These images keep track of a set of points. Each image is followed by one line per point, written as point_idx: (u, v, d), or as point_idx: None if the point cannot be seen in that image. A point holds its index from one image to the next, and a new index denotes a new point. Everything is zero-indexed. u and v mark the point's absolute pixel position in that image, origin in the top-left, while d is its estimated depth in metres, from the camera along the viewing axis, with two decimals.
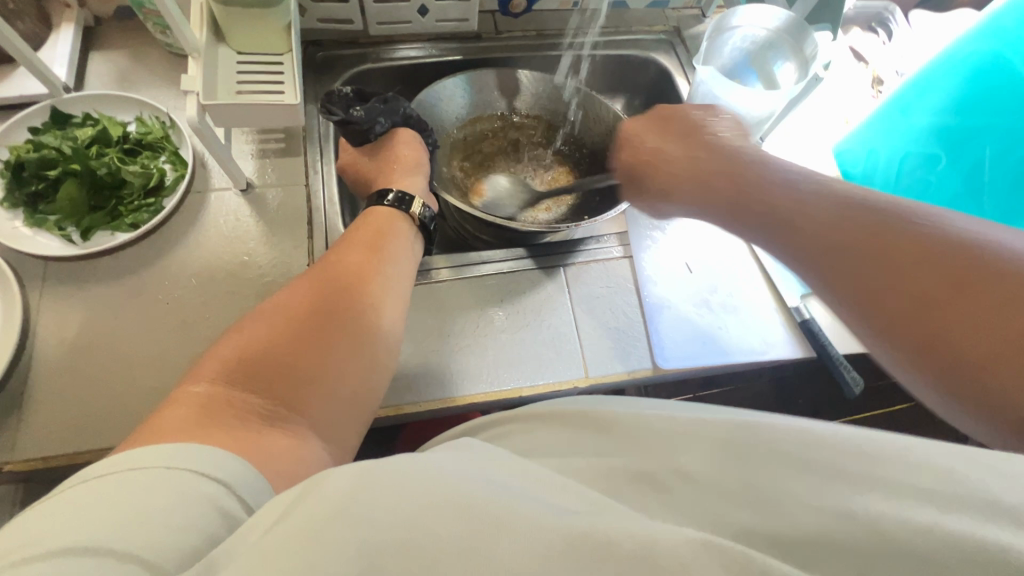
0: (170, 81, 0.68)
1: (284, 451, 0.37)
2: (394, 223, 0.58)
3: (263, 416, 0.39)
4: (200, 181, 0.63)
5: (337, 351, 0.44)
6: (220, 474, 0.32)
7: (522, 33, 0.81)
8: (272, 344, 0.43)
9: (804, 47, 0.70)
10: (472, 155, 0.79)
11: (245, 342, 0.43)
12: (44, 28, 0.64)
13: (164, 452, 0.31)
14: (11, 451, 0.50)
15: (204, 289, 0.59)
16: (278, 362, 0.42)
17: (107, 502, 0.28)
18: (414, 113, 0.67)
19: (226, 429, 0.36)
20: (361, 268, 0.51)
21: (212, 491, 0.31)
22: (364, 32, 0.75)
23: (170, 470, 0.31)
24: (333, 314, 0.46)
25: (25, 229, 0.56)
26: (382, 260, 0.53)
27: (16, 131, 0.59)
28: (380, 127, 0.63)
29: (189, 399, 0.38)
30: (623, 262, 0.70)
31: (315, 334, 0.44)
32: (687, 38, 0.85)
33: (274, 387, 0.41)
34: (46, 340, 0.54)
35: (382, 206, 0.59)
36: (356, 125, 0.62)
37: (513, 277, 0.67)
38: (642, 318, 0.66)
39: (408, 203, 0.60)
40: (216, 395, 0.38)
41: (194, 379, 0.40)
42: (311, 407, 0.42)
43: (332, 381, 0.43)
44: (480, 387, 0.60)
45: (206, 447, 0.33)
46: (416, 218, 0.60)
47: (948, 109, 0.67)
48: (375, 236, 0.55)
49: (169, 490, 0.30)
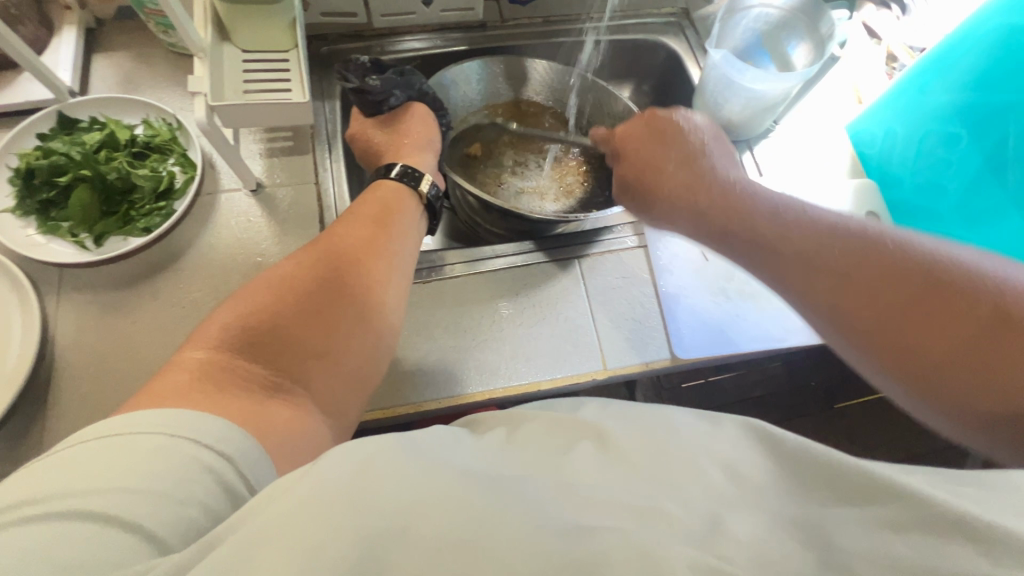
0: (174, 81, 0.67)
1: (287, 424, 0.38)
2: (404, 200, 0.57)
3: (266, 387, 0.39)
4: (210, 183, 0.63)
5: (351, 337, 0.44)
6: (223, 447, 0.32)
7: (528, 20, 0.79)
8: (278, 318, 0.42)
9: (820, 26, 0.68)
10: (482, 144, 0.78)
11: (247, 310, 0.42)
12: (46, 32, 0.63)
13: (166, 420, 0.31)
14: (35, 460, 0.50)
15: (218, 290, 0.59)
16: (285, 337, 0.42)
17: (111, 466, 0.28)
18: (429, 90, 0.66)
19: (231, 397, 0.36)
20: (371, 244, 0.50)
21: (214, 465, 0.31)
22: (368, 25, 0.74)
23: (175, 439, 0.31)
24: (342, 293, 0.46)
25: (38, 237, 0.56)
26: (391, 237, 0.52)
27: (25, 138, 0.58)
28: (395, 100, 0.63)
29: (189, 364, 0.38)
30: (637, 252, 0.69)
31: (323, 312, 0.44)
32: (696, 20, 0.82)
33: (282, 361, 0.41)
34: (64, 346, 0.55)
35: (388, 180, 0.58)
36: (371, 95, 0.61)
37: (527, 269, 0.66)
38: (659, 308, 0.65)
39: (415, 178, 0.59)
40: (225, 368, 0.38)
41: (196, 343, 0.40)
42: (316, 383, 0.42)
43: (339, 353, 0.43)
44: (498, 382, 0.60)
45: (206, 416, 0.33)
46: (423, 196, 0.59)
47: (967, 85, 0.66)
48: (383, 211, 0.54)
49: (173, 460, 0.30)
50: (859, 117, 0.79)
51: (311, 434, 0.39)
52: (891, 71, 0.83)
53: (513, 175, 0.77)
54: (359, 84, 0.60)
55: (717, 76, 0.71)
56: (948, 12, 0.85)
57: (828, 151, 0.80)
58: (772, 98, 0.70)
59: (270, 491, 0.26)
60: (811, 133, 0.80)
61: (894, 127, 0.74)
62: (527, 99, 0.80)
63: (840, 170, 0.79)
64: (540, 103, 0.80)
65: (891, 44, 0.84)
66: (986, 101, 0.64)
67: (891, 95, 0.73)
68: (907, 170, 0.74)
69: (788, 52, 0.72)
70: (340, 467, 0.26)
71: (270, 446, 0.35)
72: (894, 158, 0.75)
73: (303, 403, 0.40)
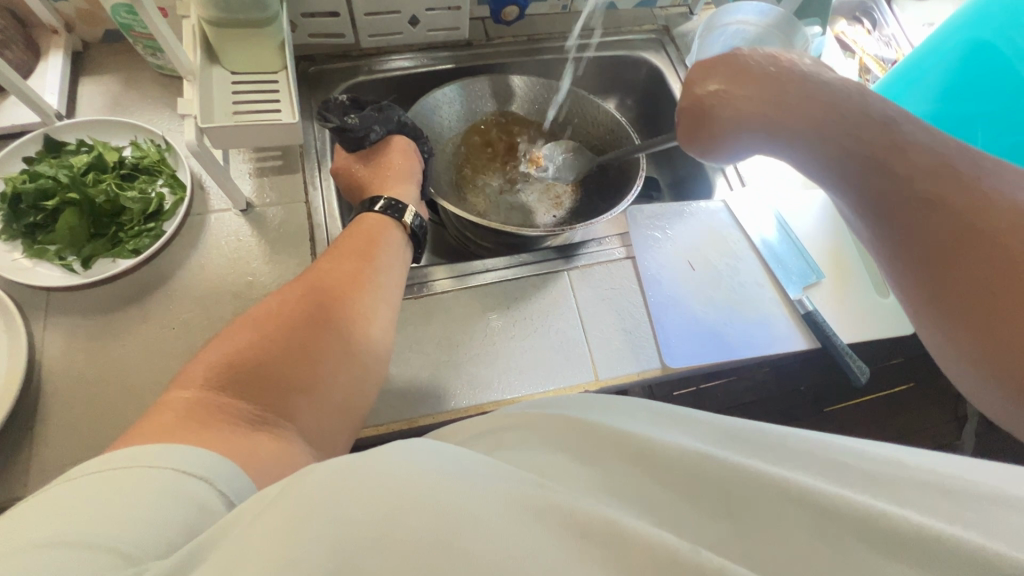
0: (164, 104, 0.67)
1: (270, 454, 0.37)
2: (388, 231, 0.57)
3: (251, 421, 0.38)
4: (199, 204, 0.63)
5: (332, 363, 0.44)
6: (205, 473, 0.32)
7: (512, 39, 0.81)
8: (265, 349, 0.42)
9: (795, 41, 0.71)
10: (469, 162, 0.78)
11: (238, 345, 0.43)
12: (32, 57, 0.63)
13: (149, 454, 0.31)
14: (24, 488, 0.49)
15: (210, 310, 0.59)
16: (269, 370, 0.42)
17: (91, 498, 0.28)
18: (409, 121, 0.66)
19: (216, 432, 0.36)
20: (356, 278, 0.51)
21: (195, 491, 0.30)
22: (356, 45, 0.75)
23: (158, 470, 0.30)
24: (325, 322, 0.46)
25: (25, 261, 0.56)
26: (377, 270, 0.53)
27: (11, 161, 0.58)
28: (375, 135, 0.62)
29: (177, 404, 0.37)
30: (626, 263, 0.70)
31: (310, 343, 0.44)
32: (676, 36, 0.85)
33: (266, 394, 0.41)
34: (51, 370, 0.54)
35: (372, 213, 0.58)
36: (352, 133, 0.61)
37: (517, 282, 0.67)
38: (649, 318, 0.66)
39: (399, 210, 0.59)
40: (207, 401, 0.38)
41: (182, 384, 0.39)
42: (302, 416, 0.41)
43: (322, 387, 0.43)
44: (493, 395, 0.60)
45: (194, 449, 0.33)
46: (408, 227, 0.59)
47: (938, 96, 0.68)
48: (368, 244, 0.55)
49: (156, 488, 0.29)
50: None
51: (297, 463, 0.38)
52: (864, 82, 0.86)
53: (502, 192, 0.78)
54: (338, 123, 0.59)
55: None
56: (912, 28, 0.89)
57: None
58: None
59: (253, 502, 0.26)
60: None
61: None
62: (511, 116, 0.80)
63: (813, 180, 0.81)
64: (524, 118, 0.80)
65: (863, 55, 0.87)
66: (956, 111, 0.68)
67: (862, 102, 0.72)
68: None
69: None
70: (322, 473, 0.25)
71: (255, 473, 0.35)
72: None
73: (288, 435, 0.40)
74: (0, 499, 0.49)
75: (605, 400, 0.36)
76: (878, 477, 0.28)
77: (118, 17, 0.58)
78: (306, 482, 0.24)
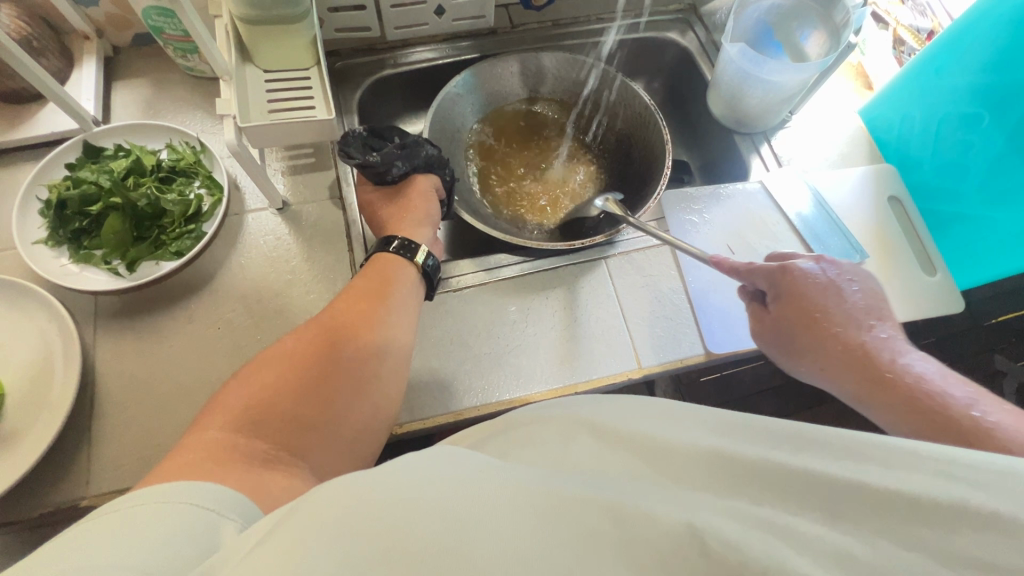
0: (196, 104, 0.68)
1: (284, 490, 0.36)
2: (400, 269, 0.54)
3: (264, 460, 0.37)
4: (236, 204, 0.64)
5: (343, 394, 0.44)
6: (215, 505, 0.31)
7: (538, 24, 0.80)
8: (277, 394, 0.41)
9: (833, 14, 0.68)
10: (495, 146, 0.79)
11: (255, 388, 0.42)
12: (65, 64, 0.64)
13: (162, 489, 0.31)
14: (87, 487, 0.50)
15: (253, 310, 0.59)
16: (282, 412, 0.41)
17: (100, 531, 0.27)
18: (435, 155, 0.62)
19: (232, 468, 0.35)
20: (367, 317, 0.49)
21: (206, 520, 0.29)
22: (381, 38, 0.74)
23: (167, 504, 0.29)
24: (342, 354, 0.45)
25: (72, 267, 0.57)
26: (389, 310, 0.50)
27: (54, 168, 0.59)
28: (398, 171, 0.58)
29: (201, 446, 0.37)
30: (664, 250, 0.69)
31: (324, 378, 0.44)
32: (704, 15, 0.82)
33: (280, 437, 0.40)
34: (104, 372, 0.55)
35: (387, 252, 0.55)
36: (374, 169, 0.57)
37: (555, 272, 0.66)
38: (689, 303, 0.65)
39: (412, 250, 0.55)
40: (225, 444, 0.37)
41: (201, 428, 0.39)
42: (314, 454, 0.41)
43: (338, 420, 0.43)
44: (536, 388, 0.60)
45: (202, 484, 0.32)
46: (420, 267, 0.55)
47: (984, 66, 0.64)
48: (381, 283, 0.52)
49: (168, 517, 0.29)
50: (871, 103, 0.78)
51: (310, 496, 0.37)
52: (900, 54, 0.83)
53: (527, 179, 0.78)
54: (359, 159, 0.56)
55: (734, 71, 0.71)
56: None
57: (842, 131, 0.79)
58: (788, 89, 0.69)
59: (254, 530, 0.25)
60: (821, 125, 0.79)
61: (910, 111, 0.73)
62: (540, 97, 0.79)
63: (853, 157, 0.78)
64: (554, 99, 0.80)
65: (897, 26, 0.84)
66: (1003, 81, 0.63)
67: (906, 80, 0.72)
68: (926, 153, 0.73)
69: (799, 40, 0.72)
70: (334, 492, 0.24)
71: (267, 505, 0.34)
72: (913, 141, 0.74)
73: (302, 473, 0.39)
74: (66, 498, 0.50)
75: (637, 397, 0.31)
76: (899, 457, 0.25)
77: (149, 19, 0.58)
78: (317, 498, 0.23)
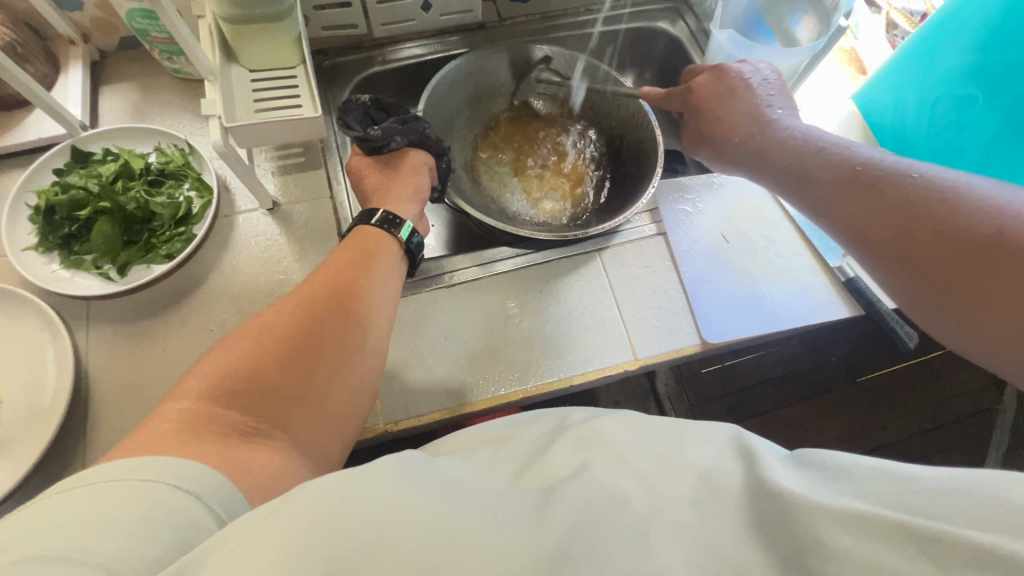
0: (184, 107, 0.67)
1: (265, 466, 0.35)
2: (383, 243, 0.52)
3: (244, 430, 0.37)
4: (226, 206, 0.63)
5: (325, 368, 0.42)
6: (191, 486, 0.31)
7: (526, 18, 0.79)
8: (259, 366, 0.40)
9: None
10: (487, 137, 0.79)
11: (227, 360, 0.40)
12: (52, 69, 0.64)
13: (141, 464, 0.31)
14: None
15: (246, 311, 0.59)
16: (264, 386, 0.39)
17: (77, 514, 0.27)
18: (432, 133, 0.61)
19: (210, 442, 0.35)
20: (351, 287, 0.47)
21: (184, 504, 0.30)
22: (368, 36, 0.74)
23: (144, 483, 0.30)
24: (326, 328, 0.43)
25: (62, 272, 0.56)
26: (372, 281, 0.48)
27: (42, 174, 0.59)
28: (396, 144, 0.58)
29: (171, 415, 0.36)
30: (657, 240, 0.68)
31: (306, 350, 0.42)
32: (693, 3, 0.82)
33: (261, 406, 0.39)
34: (97, 377, 0.55)
35: (369, 225, 0.53)
36: (372, 142, 0.56)
37: (549, 266, 0.66)
38: (684, 293, 0.65)
39: (396, 225, 0.53)
40: (202, 413, 0.36)
41: (178, 393, 0.38)
42: (295, 427, 0.39)
43: (319, 396, 0.41)
44: (531, 381, 0.59)
45: (178, 460, 0.32)
46: (405, 243, 0.53)
47: (978, 45, 0.63)
48: (362, 255, 0.50)
49: (144, 501, 0.29)
50: (863, 87, 0.77)
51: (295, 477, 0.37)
52: (893, 39, 0.83)
53: (518, 172, 0.77)
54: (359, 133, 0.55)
55: (724, 57, 0.70)
56: None
57: (835, 115, 0.79)
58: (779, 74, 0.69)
59: (250, 518, 0.25)
60: (815, 108, 0.78)
61: (904, 95, 0.72)
62: (530, 91, 0.79)
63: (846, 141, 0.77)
64: (543, 93, 0.79)
65: (890, 10, 0.83)
66: (998, 60, 0.62)
67: (898, 64, 0.72)
68: (921, 136, 0.72)
69: (790, 24, 0.71)
70: (323, 489, 0.24)
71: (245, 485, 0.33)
72: (908, 125, 0.73)
73: (280, 443, 0.38)
74: None
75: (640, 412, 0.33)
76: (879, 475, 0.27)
77: (133, 22, 0.58)
78: (309, 494, 0.24)
